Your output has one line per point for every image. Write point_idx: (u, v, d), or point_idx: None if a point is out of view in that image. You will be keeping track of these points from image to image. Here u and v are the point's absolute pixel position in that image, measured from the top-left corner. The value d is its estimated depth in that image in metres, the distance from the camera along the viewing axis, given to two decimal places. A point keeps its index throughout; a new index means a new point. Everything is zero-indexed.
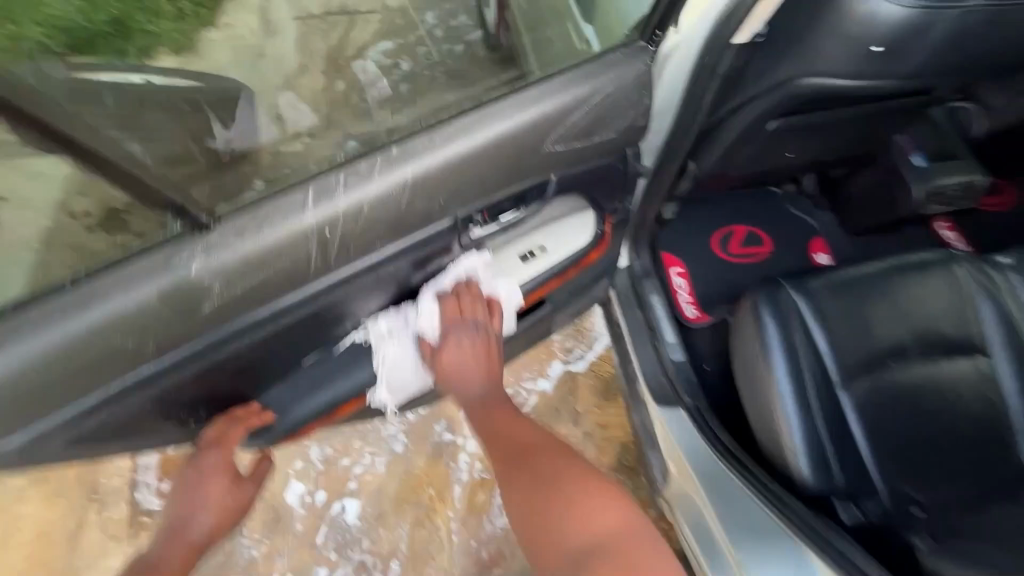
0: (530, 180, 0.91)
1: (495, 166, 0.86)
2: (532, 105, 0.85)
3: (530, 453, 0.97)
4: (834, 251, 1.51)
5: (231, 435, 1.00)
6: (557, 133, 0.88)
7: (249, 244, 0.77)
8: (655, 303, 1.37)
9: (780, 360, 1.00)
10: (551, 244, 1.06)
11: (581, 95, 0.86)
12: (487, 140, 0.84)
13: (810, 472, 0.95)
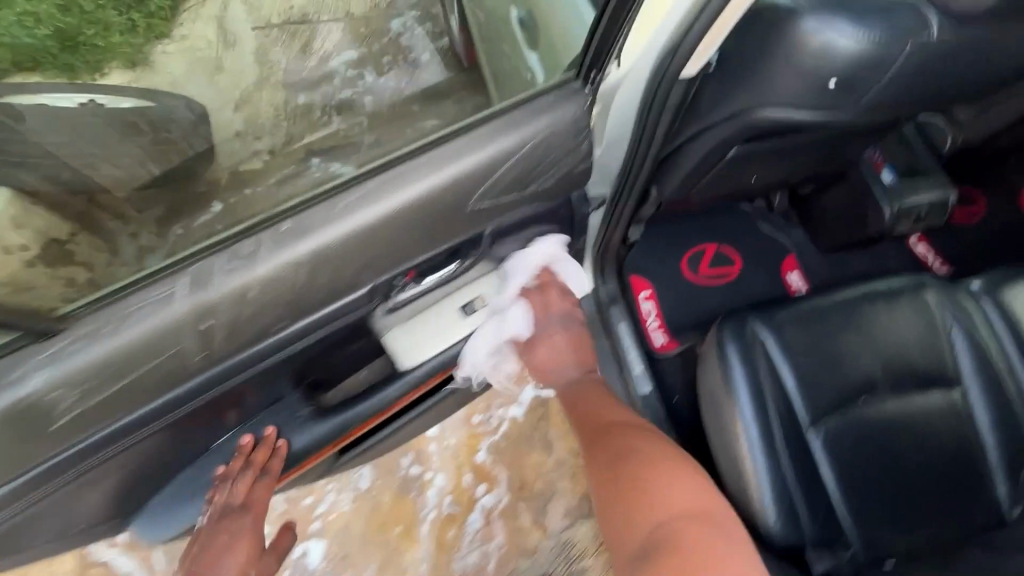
0: (459, 237, 0.86)
1: (415, 227, 0.80)
2: (453, 159, 0.79)
3: (608, 430, 1.01)
4: (805, 269, 1.47)
5: (260, 488, 0.98)
6: (482, 188, 0.82)
7: (111, 344, 0.69)
8: (623, 332, 1.31)
9: (746, 403, 0.95)
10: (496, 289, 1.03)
11: (509, 145, 0.81)
12: (406, 200, 0.77)
13: (778, 522, 0.90)
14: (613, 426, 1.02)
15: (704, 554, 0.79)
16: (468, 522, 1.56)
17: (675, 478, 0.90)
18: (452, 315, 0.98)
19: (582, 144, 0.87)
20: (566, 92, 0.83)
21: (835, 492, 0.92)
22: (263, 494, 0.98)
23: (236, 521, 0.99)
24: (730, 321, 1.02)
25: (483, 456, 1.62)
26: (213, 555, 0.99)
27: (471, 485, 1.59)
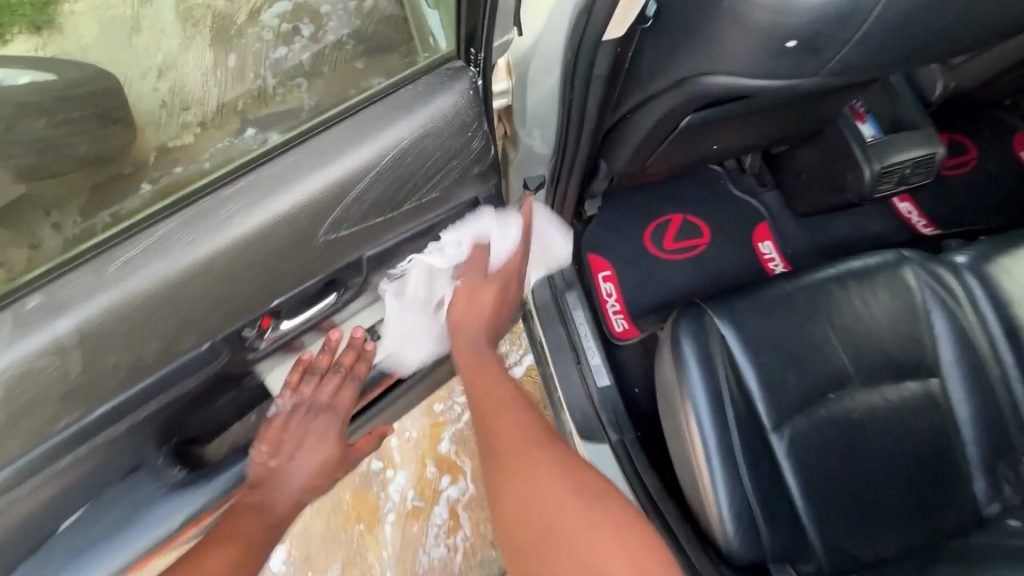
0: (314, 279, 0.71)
1: (253, 270, 0.65)
2: (299, 179, 0.66)
3: (511, 465, 0.76)
4: (780, 236, 1.34)
5: (347, 392, 0.88)
6: (338, 211, 0.69)
7: None
8: (579, 319, 1.19)
9: (704, 411, 0.85)
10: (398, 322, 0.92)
11: (368, 157, 0.69)
12: (241, 234, 0.64)
13: (736, 540, 0.81)
14: (519, 444, 0.78)
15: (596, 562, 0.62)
16: (433, 515, 1.49)
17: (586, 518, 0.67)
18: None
19: (473, 141, 0.76)
20: (447, 75, 0.72)
21: (799, 500, 0.84)
22: (350, 397, 0.89)
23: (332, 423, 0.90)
24: (688, 313, 0.91)
25: (447, 446, 1.54)
26: (298, 445, 0.89)
27: (435, 476, 1.52)
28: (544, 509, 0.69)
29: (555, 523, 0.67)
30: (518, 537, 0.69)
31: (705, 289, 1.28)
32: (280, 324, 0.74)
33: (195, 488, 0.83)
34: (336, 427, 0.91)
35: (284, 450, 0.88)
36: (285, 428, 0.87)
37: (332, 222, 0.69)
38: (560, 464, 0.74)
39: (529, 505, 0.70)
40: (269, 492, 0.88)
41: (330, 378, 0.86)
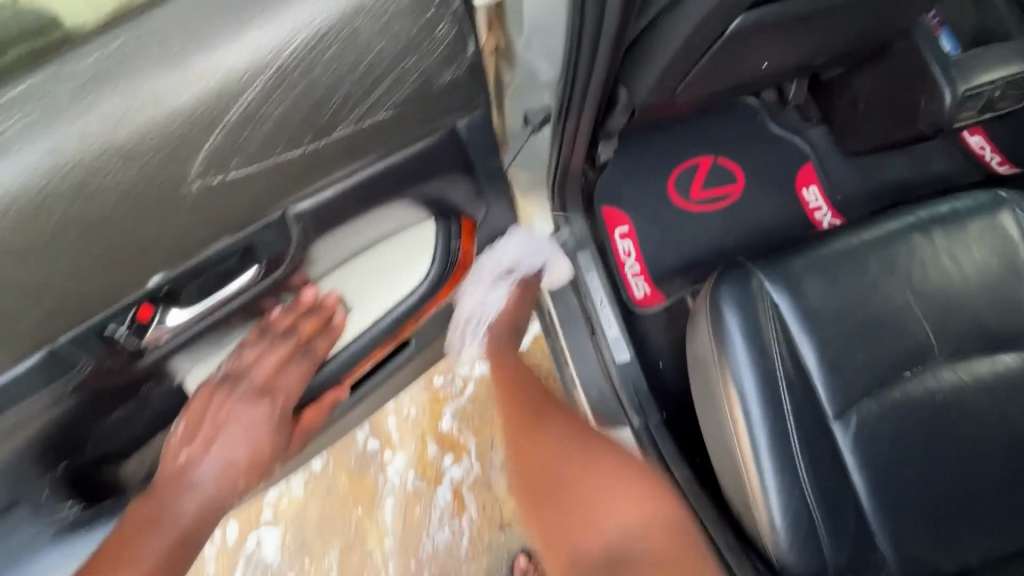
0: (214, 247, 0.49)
1: (87, 230, 0.42)
2: (137, 77, 0.41)
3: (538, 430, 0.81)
4: (828, 180, 1.14)
5: (296, 366, 0.72)
6: (212, 140, 0.44)
7: None
8: (595, 283, 1.02)
9: (753, 399, 0.69)
10: (370, 298, 0.74)
11: (253, 46, 0.43)
12: (37, 167, 0.39)
13: (790, 552, 0.67)
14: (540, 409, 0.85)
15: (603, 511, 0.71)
16: (437, 498, 1.38)
17: (603, 470, 0.74)
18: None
19: (435, 27, 0.49)
20: None
21: (866, 500, 0.70)
22: (299, 375, 0.73)
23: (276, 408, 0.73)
24: (731, 276, 0.74)
25: (449, 424, 1.41)
26: (222, 429, 0.70)
27: (437, 456, 1.39)
28: (563, 467, 0.76)
29: (581, 481, 0.74)
30: (535, 478, 0.78)
31: (740, 245, 1.09)
32: (164, 320, 0.51)
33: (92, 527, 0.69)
34: (270, 414, 0.72)
35: (202, 433, 0.69)
36: (218, 412, 0.70)
37: (198, 162, 0.44)
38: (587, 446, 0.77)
39: (546, 450, 0.78)
40: (164, 495, 0.67)
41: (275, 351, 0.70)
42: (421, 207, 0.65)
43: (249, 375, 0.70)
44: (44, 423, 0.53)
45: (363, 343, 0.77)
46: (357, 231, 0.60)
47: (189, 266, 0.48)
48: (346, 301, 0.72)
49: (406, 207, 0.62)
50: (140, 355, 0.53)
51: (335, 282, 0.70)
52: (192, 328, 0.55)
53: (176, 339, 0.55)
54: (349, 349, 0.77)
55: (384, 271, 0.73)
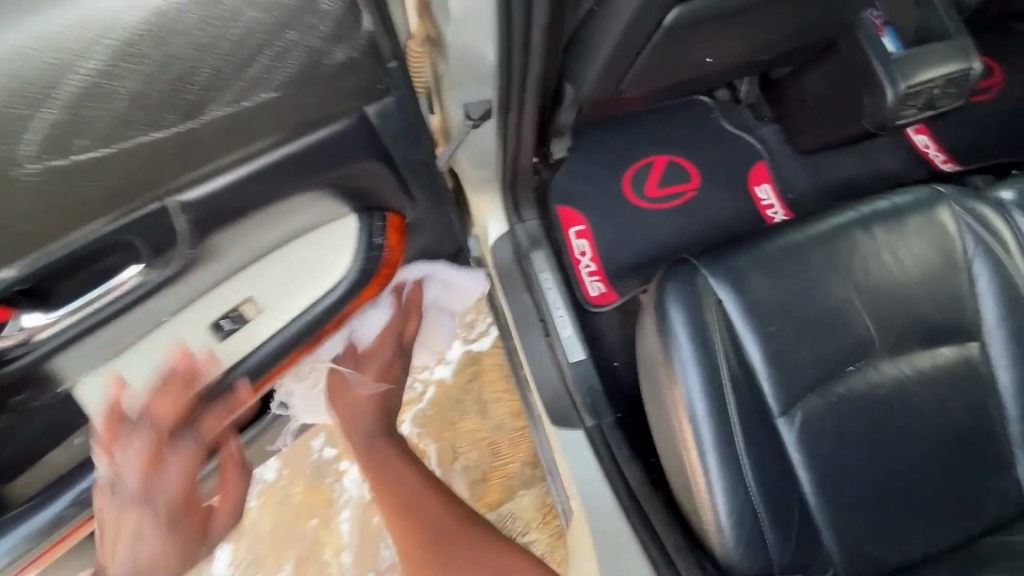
0: (96, 230, 0.54)
1: None
2: (19, 15, 0.47)
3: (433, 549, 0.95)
4: (780, 178, 1.15)
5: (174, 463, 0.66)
6: (80, 77, 0.48)
7: None
8: (549, 284, 1.00)
9: (697, 397, 0.68)
10: (273, 308, 0.74)
11: (104, 6, 0.48)
12: None
13: (736, 551, 0.66)
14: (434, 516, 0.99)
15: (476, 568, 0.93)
16: None
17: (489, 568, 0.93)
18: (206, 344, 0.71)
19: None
20: None
21: (811, 495, 0.69)
22: (186, 470, 0.67)
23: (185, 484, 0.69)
24: (676, 274, 0.73)
25: None
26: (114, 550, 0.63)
27: None
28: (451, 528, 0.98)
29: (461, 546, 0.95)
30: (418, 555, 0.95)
31: (695, 242, 1.09)
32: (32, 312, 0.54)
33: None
34: (158, 525, 0.64)
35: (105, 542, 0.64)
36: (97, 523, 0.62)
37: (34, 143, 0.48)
38: (469, 537, 0.97)
39: (442, 534, 0.96)
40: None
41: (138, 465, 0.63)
42: (335, 201, 0.70)
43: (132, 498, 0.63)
44: None
45: (275, 343, 0.76)
46: (264, 229, 0.67)
47: (44, 265, 0.52)
48: (256, 302, 0.73)
49: (310, 202, 0.67)
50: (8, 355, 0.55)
51: (244, 285, 0.72)
52: (66, 327, 0.57)
53: (56, 338, 0.57)
54: (253, 360, 0.74)
55: (297, 276, 0.75)
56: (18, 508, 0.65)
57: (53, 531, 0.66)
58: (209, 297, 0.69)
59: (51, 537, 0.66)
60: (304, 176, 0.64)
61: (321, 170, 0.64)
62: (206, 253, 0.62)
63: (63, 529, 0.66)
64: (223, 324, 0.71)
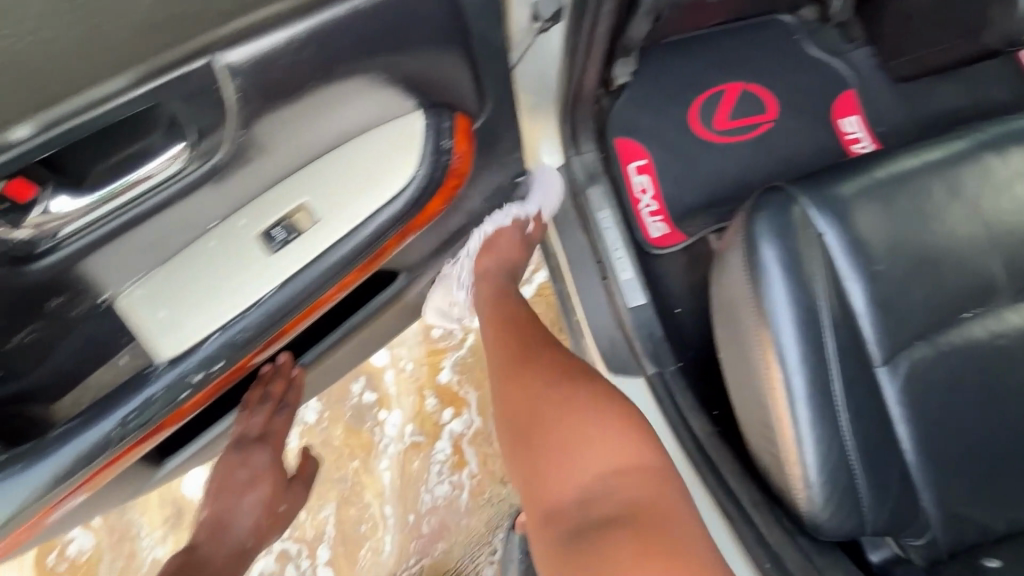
0: (114, 91, 0.41)
1: None
2: None
3: (536, 421, 0.64)
4: (870, 109, 1.02)
5: (262, 489, 0.80)
6: None
7: None
8: (608, 223, 0.93)
9: (790, 343, 0.60)
10: (331, 217, 0.60)
11: None
12: None
13: (826, 508, 0.60)
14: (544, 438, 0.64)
15: (558, 448, 0.61)
16: (436, 452, 1.32)
17: (607, 427, 0.61)
18: (256, 256, 0.58)
19: None
20: None
21: (910, 453, 0.62)
22: (264, 484, 0.81)
23: (236, 485, 0.79)
24: (768, 204, 0.64)
25: (448, 375, 1.34)
26: (235, 494, 0.78)
27: (436, 410, 1.33)
28: (536, 399, 0.66)
29: (569, 406, 0.64)
30: (527, 414, 0.66)
31: (769, 180, 0.98)
32: (55, 195, 0.44)
33: (12, 470, 0.53)
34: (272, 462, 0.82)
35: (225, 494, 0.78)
36: (250, 548, 0.77)
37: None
38: (562, 413, 0.63)
39: (545, 407, 0.64)
40: (229, 508, 0.77)
41: (259, 492, 0.80)
42: (396, 91, 0.57)
43: (235, 520, 0.77)
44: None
45: (330, 258, 0.61)
46: (324, 119, 0.54)
47: (85, 128, 0.41)
48: (310, 211, 0.59)
49: (377, 86, 0.54)
50: (37, 249, 0.46)
51: (297, 186, 0.59)
52: (102, 219, 0.47)
53: (81, 241, 0.47)
54: (306, 275, 0.60)
55: (358, 182, 0.61)
56: (62, 426, 0.56)
57: (96, 456, 0.57)
58: (259, 203, 0.57)
59: (95, 463, 0.57)
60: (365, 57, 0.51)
61: (384, 54, 0.52)
62: (252, 148, 0.50)
63: (104, 456, 0.58)
64: (270, 236, 0.58)
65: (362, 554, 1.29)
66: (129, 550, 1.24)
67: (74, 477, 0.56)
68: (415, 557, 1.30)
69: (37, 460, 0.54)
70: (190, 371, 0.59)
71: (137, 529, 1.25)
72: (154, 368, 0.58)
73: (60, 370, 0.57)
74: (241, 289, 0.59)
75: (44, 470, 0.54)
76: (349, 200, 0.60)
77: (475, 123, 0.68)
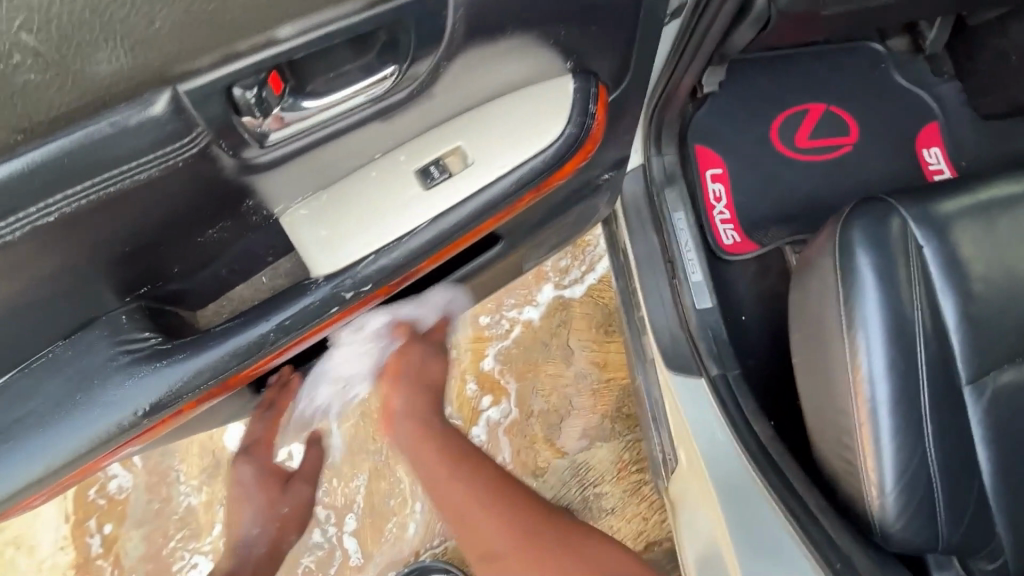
0: (346, 15, 0.42)
1: None
2: None
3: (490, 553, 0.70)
4: (952, 143, 1.02)
5: (254, 502, 0.89)
6: None
7: None
8: (681, 224, 0.95)
9: (878, 352, 0.61)
10: (485, 162, 0.56)
11: None
12: None
13: (901, 519, 0.60)
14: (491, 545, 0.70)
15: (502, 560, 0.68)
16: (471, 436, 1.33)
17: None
18: (409, 192, 0.55)
19: None
20: None
21: (988, 475, 0.62)
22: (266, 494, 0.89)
23: (238, 492, 0.90)
24: (865, 215, 0.64)
25: (491, 363, 1.35)
26: (237, 506, 0.89)
27: (476, 395, 1.35)
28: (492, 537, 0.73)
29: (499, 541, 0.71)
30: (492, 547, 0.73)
31: (846, 200, 0.99)
32: (298, 100, 0.45)
33: (172, 359, 0.49)
34: (257, 473, 0.90)
35: (234, 505, 0.90)
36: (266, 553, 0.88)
37: None
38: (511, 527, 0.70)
39: None
40: (240, 513, 0.89)
41: (253, 506, 0.88)
42: (552, 53, 0.54)
43: (242, 532, 0.88)
44: (178, 189, 0.45)
45: (483, 200, 0.56)
46: (496, 66, 0.52)
47: (323, 38, 0.42)
48: (463, 155, 0.56)
49: (535, 45, 0.52)
50: (259, 145, 0.45)
51: (455, 127, 0.56)
52: (313, 129, 0.46)
53: (284, 149, 0.47)
54: (455, 215, 0.55)
55: (516, 130, 0.57)
56: (219, 326, 0.52)
57: (246, 359, 0.51)
58: (424, 137, 0.55)
59: (247, 365, 0.52)
60: (543, 22, 0.50)
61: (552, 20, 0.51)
62: (436, 82, 0.50)
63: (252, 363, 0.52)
64: (427, 175, 0.55)
65: (388, 528, 1.30)
66: (164, 494, 1.27)
67: (226, 372, 0.50)
68: (439, 537, 1.30)
69: (194, 354, 0.50)
70: (345, 287, 0.53)
71: (175, 475, 1.28)
72: (311, 281, 0.53)
73: (215, 277, 0.55)
74: (385, 227, 0.54)
75: (203, 362, 0.50)
76: (506, 147, 0.56)
77: (613, 94, 0.63)
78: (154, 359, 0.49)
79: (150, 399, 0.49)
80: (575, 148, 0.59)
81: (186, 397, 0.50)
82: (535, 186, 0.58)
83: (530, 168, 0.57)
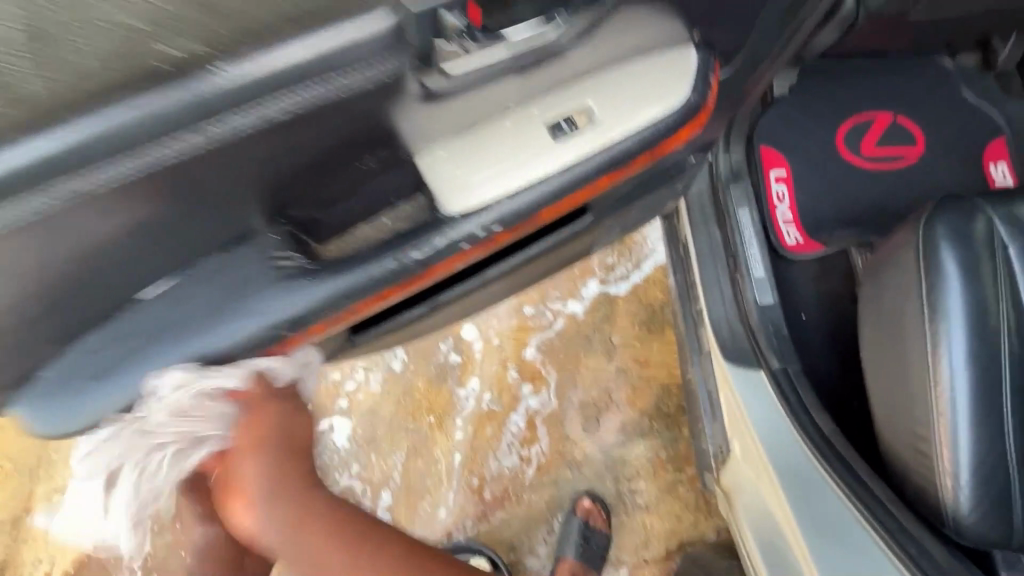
0: None
1: None
2: None
3: None
4: (1019, 158, 1.02)
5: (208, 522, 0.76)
6: None
7: None
8: (745, 222, 0.95)
9: (961, 336, 0.61)
10: (613, 119, 0.59)
11: None
12: None
13: (973, 509, 0.60)
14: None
15: None
16: (509, 423, 1.33)
17: None
18: (542, 140, 0.58)
19: None
20: None
21: None
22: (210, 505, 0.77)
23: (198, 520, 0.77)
24: (951, 207, 0.66)
25: (534, 353, 1.36)
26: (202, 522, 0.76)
27: (516, 382, 1.35)
28: None
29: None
30: None
31: (909, 208, 0.99)
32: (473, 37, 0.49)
33: (319, 277, 0.55)
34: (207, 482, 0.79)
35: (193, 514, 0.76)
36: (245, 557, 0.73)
37: None
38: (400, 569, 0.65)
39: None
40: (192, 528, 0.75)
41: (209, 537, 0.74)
42: (668, 23, 0.58)
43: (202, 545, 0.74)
44: (363, 111, 0.48)
45: (606, 156, 0.60)
46: (629, 31, 0.57)
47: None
48: (590, 112, 0.59)
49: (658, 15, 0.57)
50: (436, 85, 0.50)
51: (585, 85, 0.58)
52: (483, 68, 0.51)
53: (456, 84, 0.51)
54: (582, 166, 0.59)
55: (639, 94, 0.60)
56: (360, 250, 0.57)
57: (376, 284, 0.58)
58: (558, 92, 0.58)
59: (378, 289, 0.58)
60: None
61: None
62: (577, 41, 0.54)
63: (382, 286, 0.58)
64: (559, 127, 0.58)
65: (422, 507, 1.30)
66: None
67: (358, 294, 0.57)
68: (471, 520, 1.30)
69: (336, 273, 0.56)
70: (477, 224, 0.58)
71: None
72: (446, 218, 0.58)
73: (350, 215, 0.57)
74: (518, 172, 0.58)
75: (343, 281, 0.56)
76: (632, 108, 0.60)
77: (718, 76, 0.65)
78: (305, 275, 0.55)
79: (296, 309, 0.56)
80: (692, 116, 0.63)
81: (326, 310, 0.57)
82: (654, 143, 0.62)
83: (653, 128, 0.61)
